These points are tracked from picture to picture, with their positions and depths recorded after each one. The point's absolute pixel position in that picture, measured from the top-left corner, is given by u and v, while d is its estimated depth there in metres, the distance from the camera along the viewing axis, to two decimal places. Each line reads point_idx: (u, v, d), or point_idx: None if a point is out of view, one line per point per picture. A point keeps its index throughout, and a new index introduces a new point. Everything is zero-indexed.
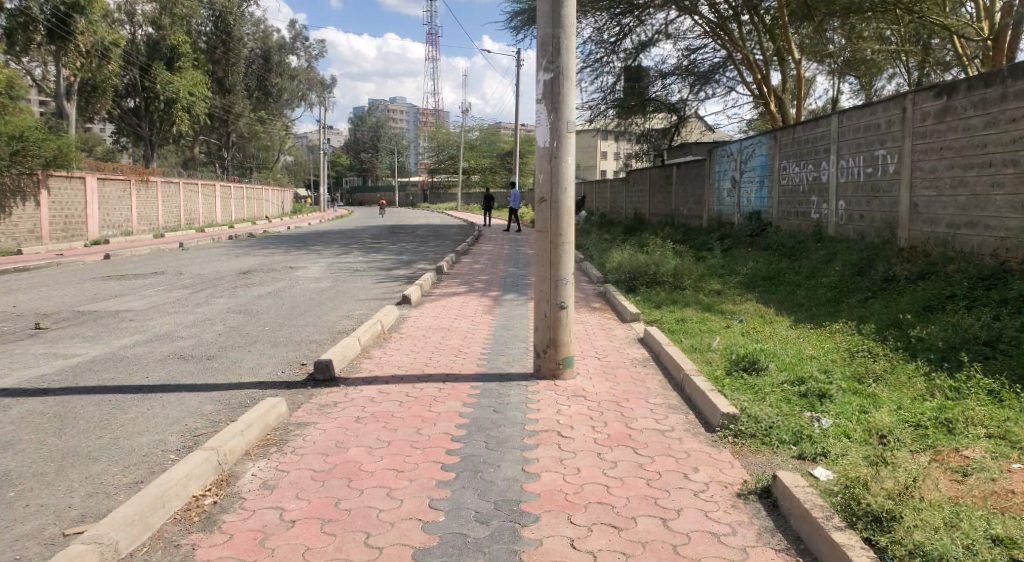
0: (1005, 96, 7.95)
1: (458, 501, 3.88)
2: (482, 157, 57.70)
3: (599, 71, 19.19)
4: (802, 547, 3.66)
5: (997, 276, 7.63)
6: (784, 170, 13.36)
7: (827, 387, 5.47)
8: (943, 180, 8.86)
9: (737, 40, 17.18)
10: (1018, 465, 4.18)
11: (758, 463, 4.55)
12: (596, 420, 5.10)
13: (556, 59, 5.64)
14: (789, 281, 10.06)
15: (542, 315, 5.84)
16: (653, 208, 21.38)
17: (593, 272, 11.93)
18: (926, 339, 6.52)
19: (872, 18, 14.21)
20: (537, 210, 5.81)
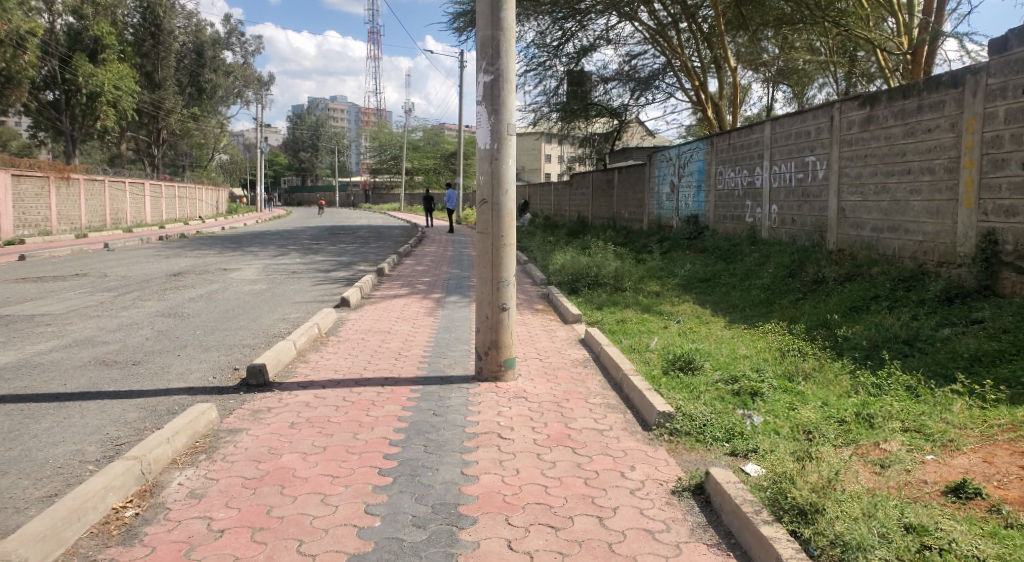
0: (920, 107, 8.30)
1: (395, 506, 3.85)
2: (425, 157, 57.31)
3: (543, 74, 19.33)
4: (733, 541, 3.76)
5: (916, 277, 7.98)
6: (720, 175, 13.69)
7: (759, 386, 5.62)
8: (867, 186, 9.21)
9: (675, 48, 17.52)
10: (931, 456, 4.40)
11: (692, 460, 4.64)
12: (536, 421, 5.13)
13: (496, 62, 5.66)
14: (725, 283, 10.29)
15: (484, 317, 5.85)
16: (595, 210, 21.64)
17: (536, 274, 12.00)
18: (851, 338, 6.77)
19: (800, 30, 14.69)
20: (479, 212, 5.83)
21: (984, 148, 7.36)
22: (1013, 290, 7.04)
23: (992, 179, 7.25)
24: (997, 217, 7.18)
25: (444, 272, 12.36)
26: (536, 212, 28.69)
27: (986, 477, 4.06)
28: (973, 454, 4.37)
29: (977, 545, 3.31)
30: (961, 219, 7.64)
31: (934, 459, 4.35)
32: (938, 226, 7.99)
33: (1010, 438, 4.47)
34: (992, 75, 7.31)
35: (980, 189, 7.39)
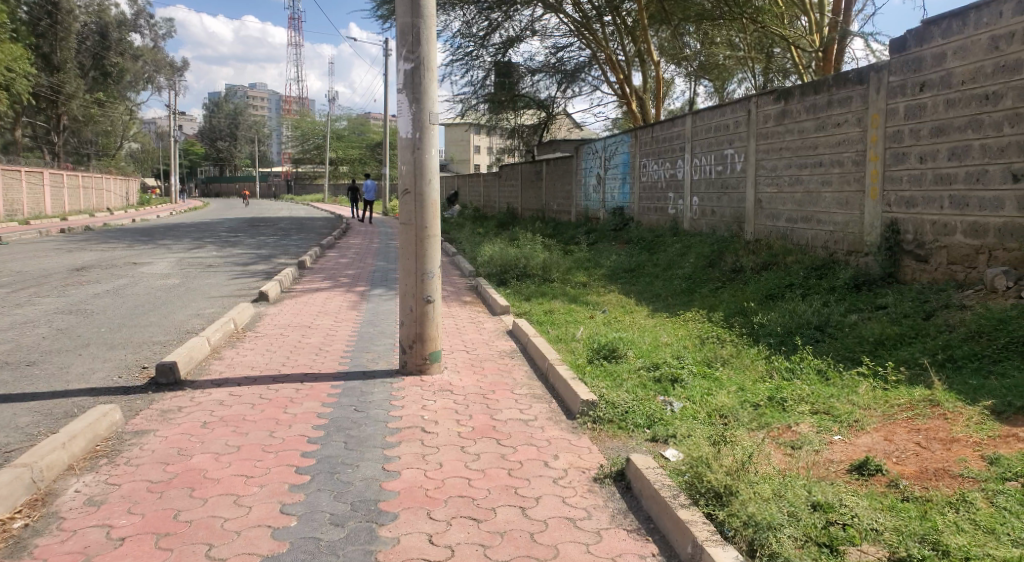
0: (831, 102, 8.61)
1: (312, 504, 3.78)
2: (350, 147, 56.19)
3: (469, 65, 19.22)
4: (651, 526, 3.83)
5: (827, 266, 8.31)
6: (644, 167, 13.93)
7: (679, 372, 5.75)
8: (782, 178, 9.53)
9: (600, 41, 17.69)
10: (838, 436, 4.58)
11: (614, 447, 4.71)
12: (461, 413, 5.11)
13: (417, 49, 5.58)
14: (648, 273, 10.48)
15: (407, 310, 5.78)
16: (524, 202, 21.74)
17: (464, 265, 11.97)
18: (766, 324, 7.01)
19: (720, 26, 15.01)
20: (401, 203, 5.75)
21: (887, 142, 7.70)
22: (914, 277, 7.42)
23: (894, 171, 7.60)
24: (899, 208, 7.54)
25: (369, 265, 12.17)
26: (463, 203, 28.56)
27: (888, 453, 4.26)
28: (876, 432, 4.58)
29: (876, 519, 3.49)
30: (867, 210, 7.98)
31: (840, 439, 4.54)
32: (847, 217, 8.34)
33: (909, 416, 4.71)
34: (893, 72, 7.64)
35: (884, 181, 7.73)
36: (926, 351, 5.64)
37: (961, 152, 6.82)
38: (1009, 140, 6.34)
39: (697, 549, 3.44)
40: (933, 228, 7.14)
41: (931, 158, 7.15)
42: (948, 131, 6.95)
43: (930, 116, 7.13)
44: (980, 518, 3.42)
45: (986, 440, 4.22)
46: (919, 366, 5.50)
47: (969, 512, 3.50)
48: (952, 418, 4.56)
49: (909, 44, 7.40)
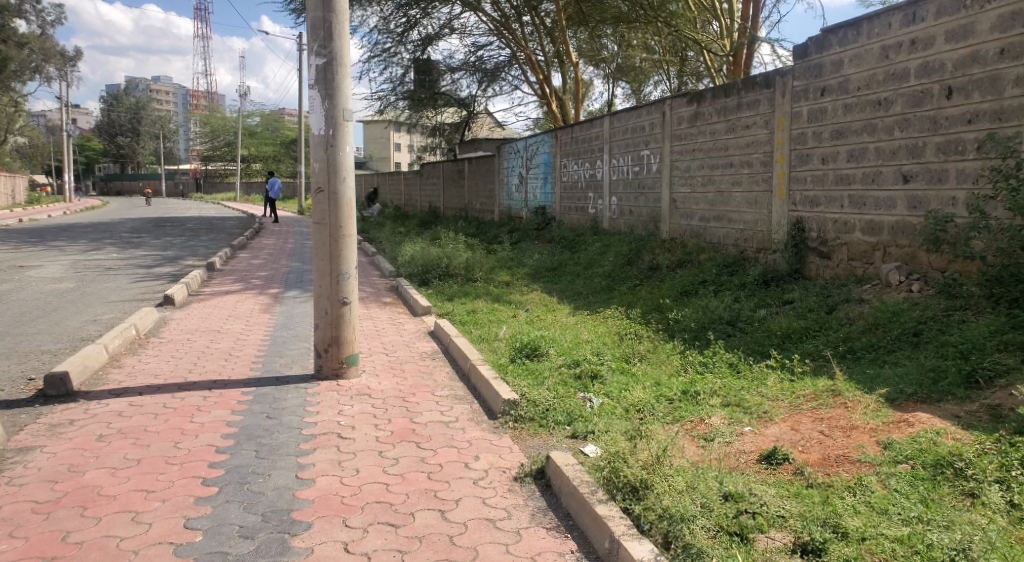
0: (740, 105, 8.90)
1: (219, 517, 3.65)
2: (262, 144, 54.59)
3: (387, 62, 18.98)
4: (571, 522, 3.87)
5: (738, 263, 8.59)
6: (564, 168, 14.08)
7: (599, 369, 5.84)
8: (695, 179, 9.79)
9: (519, 41, 17.78)
10: (749, 427, 4.73)
11: (535, 445, 4.73)
12: (380, 417, 5.04)
13: (329, 44, 5.48)
14: (570, 272, 10.58)
15: (323, 312, 5.66)
16: (447, 201, 21.66)
17: (383, 266, 11.82)
18: (681, 320, 7.19)
19: (636, 28, 15.31)
20: (315, 201, 5.62)
21: (792, 144, 8.01)
22: (818, 273, 7.76)
23: (799, 172, 7.92)
24: (804, 207, 7.87)
25: (283, 266, 11.87)
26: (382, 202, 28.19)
27: (794, 442, 4.43)
28: (783, 423, 4.75)
29: (783, 506, 3.61)
30: (774, 209, 8.29)
31: (750, 430, 4.69)
32: (756, 216, 8.64)
33: (813, 406, 4.91)
34: (796, 77, 7.95)
35: (790, 181, 8.04)
36: (828, 344, 5.90)
37: (858, 153, 7.16)
38: (900, 142, 6.69)
39: (615, 543, 3.49)
40: (834, 227, 7.48)
41: (831, 160, 7.48)
42: (846, 134, 7.28)
43: (830, 119, 7.46)
44: (875, 500, 3.59)
45: (881, 426, 4.44)
46: (822, 358, 5.74)
47: (865, 495, 3.67)
48: (852, 406, 4.78)
49: (810, 51, 7.71)
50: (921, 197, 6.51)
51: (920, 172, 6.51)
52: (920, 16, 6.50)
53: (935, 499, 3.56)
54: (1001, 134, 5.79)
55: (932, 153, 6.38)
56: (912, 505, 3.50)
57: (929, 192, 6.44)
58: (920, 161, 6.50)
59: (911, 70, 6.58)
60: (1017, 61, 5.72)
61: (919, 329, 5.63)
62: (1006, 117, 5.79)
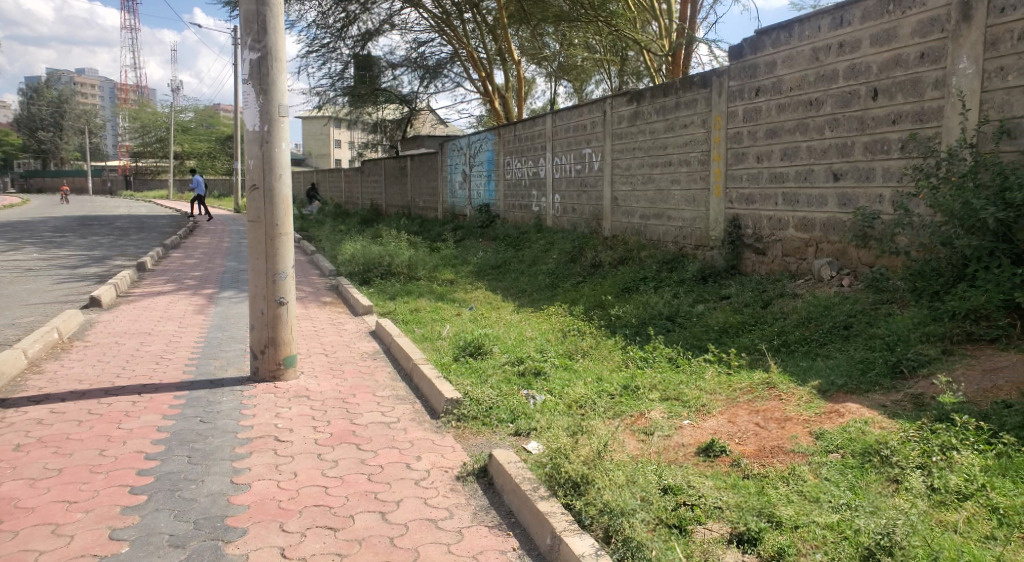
0: (677, 104, 9.03)
1: (148, 527, 3.54)
2: (196, 139, 53.01)
3: (326, 57, 18.68)
4: (513, 520, 3.88)
5: (677, 260, 8.73)
6: (507, 166, 14.09)
7: (542, 365, 5.86)
8: (636, 177, 9.91)
9: (461, 38, 17.71)
10: (688, 420, 4.81)
11: (478, 444, 4.72)
12: (319, 420, 4.95)
13: (263, 38, 5.35)
14: (514, 269, 10.60)
15: (259, 313, 5.53)
16: (389, 199, 21.47)
17: (323, 265, 11.62)
18: (622, 316, 7.27)
19: (577, 28, 15.36)
20: (250, 198, 5.49)
21: (728, 143, 8.18)
22: (753, 269, 7.95)
23: (735, 170, 8.08)
24: (740, 205, 8.05)
25: (218, 266, 11.57)
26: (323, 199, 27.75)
27: (730, 435, 4.51)
28: (720, 415, 4.85)
29: (720, 498, 3.68)
30: (712, 206, 8.46)
31: (689, 423, 4.77)
32: (694, 213, 8.79)
33: (749, 398, 5.02)
34: (732, 77, 8.11)
35: (726, 179, 8.21)
36: (764, 338, 6.05)
37: (791, 152, 7.35)
38: (830, 142, 6.90)
39: (556, 539, 3.49)
40: (769, 224, 7.68)
41: (766, 159, 7.66)
42: (780, 133, 7.47)
43: (764, 119, 7.65)
44: (807, 489, 3.69)
45: (814, 418, 4.56)
46: (757, 352, 5.88)
47: (798, 484, 3.77)
48: (786, 398, 4.91)
49: (745, 52, 7.88)
50: (851, 194, 6.72)
51: (849, 171, 6.72)
52: (847, 20, 6.70)
53: (863, 486, 3.67)
54: (923, 134, 6.02)
55: (860, 152, 6.59)
56: (841, 492, 3.61)
57: (857, 190, 6.65)
58: (849, 159, 6.71)
59: (839, 72, 6.79)
60: (936, 64, 5.94)
61: (848, 322, 5.81)
62: (927, 119, 6.02)
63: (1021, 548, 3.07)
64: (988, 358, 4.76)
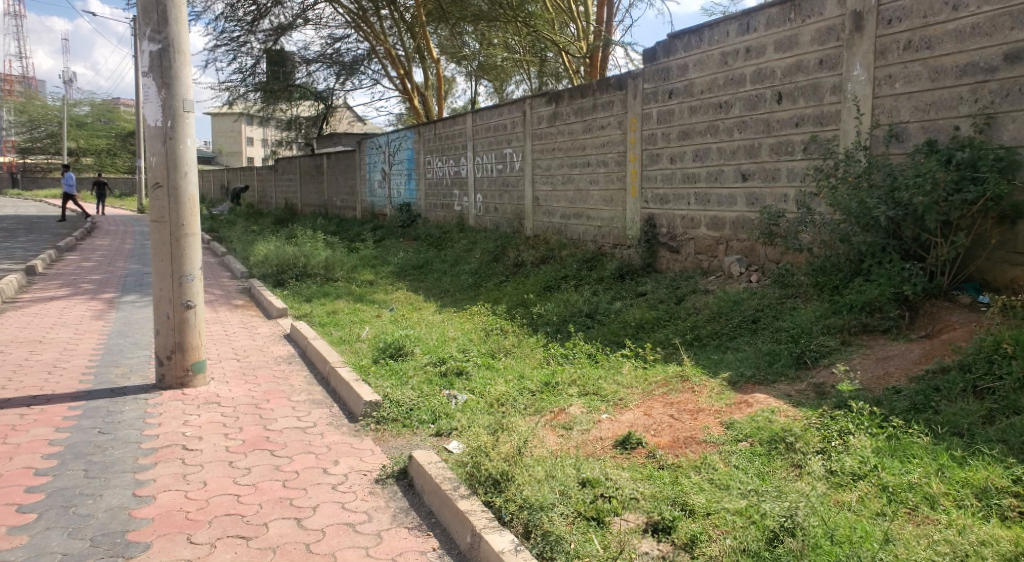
0: (595, 106, 9.18)
1: (38, 547, 3.39)
2: (95, 135, 50.36)
3: (237, 51, 18.13)
4: (433, 520, 3.87)
5: (595, 259, 8.88)
6: (428, 165, 14.02)
7: (464, 365, 5.86)
8: (556, 177, 10.02)
9: (378, 35, 17.50)
10: (606, 414, 4.90)
11: (397, 446, 4.69)
12: (230, 427, 4.82)
13: (164, 29, 5.17)
14: (436, 269, 10.55)
15: (164, 317, 5.35)
16: (306, 199, 21.03)
17: (235, 266, 11.27)
18: (544, 314, 7.34)
19: (496, 27, 15.40)
20: (152, 197, 5.30)
21: (644, 144, 8.36)
22: (668, 266, 8.16)
23: (650, 170, 8.28)
24: (655, 205, 8.25)
25: (119, 268, 11.06)
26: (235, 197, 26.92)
27: (647, 427, 4.62)
28: (637, 408, 4.96)
29: (636, 488, 3.76)
30: (629, 206, 8.64)
31: (607, 417, 4.85)
32: (612, 213, 8.96)
33: (664, 391, 5.16)
34: (646, 80, 8.29)
35: (642, 180, 8.40)
36: (678, 333, 6.22)
37: (702, 153, 7.58)
38: (739, 144, 7.14)
39: (476, 537, 3.51)
40: (682, 223, 7.89)
41: (679, 159, 7.87)
42: (692, 135, 7.69)
43: (677, 121, 7.86)
44: (718, 477, 3.82)
45: (724, 408, 4.73)
46: (672, 346, 6.04)
47: (709, 472, 3.90)
48: (698, 390, 5.07)
49: (658, 55, 8.06)
50: (758, 193, 6.97)
51: (756, 171, 6.98)
52: (753, 26, 6.96)
53: (769, 472, 3.82)
54: (823, 137, 6.31)
55: (766, 153, 6.86)
56: (748, 479, 3.75)
57: (764, 190, 6.91)
58: (756, 160, 6.96)
59: (746, 76, 7.04)
60: (834, 70, 6.23)
61: (756, 316, 6.04)
62: (827, 122, 6.30)
63: (907, 522, 3.27)
64: (882, 348, 5.03)
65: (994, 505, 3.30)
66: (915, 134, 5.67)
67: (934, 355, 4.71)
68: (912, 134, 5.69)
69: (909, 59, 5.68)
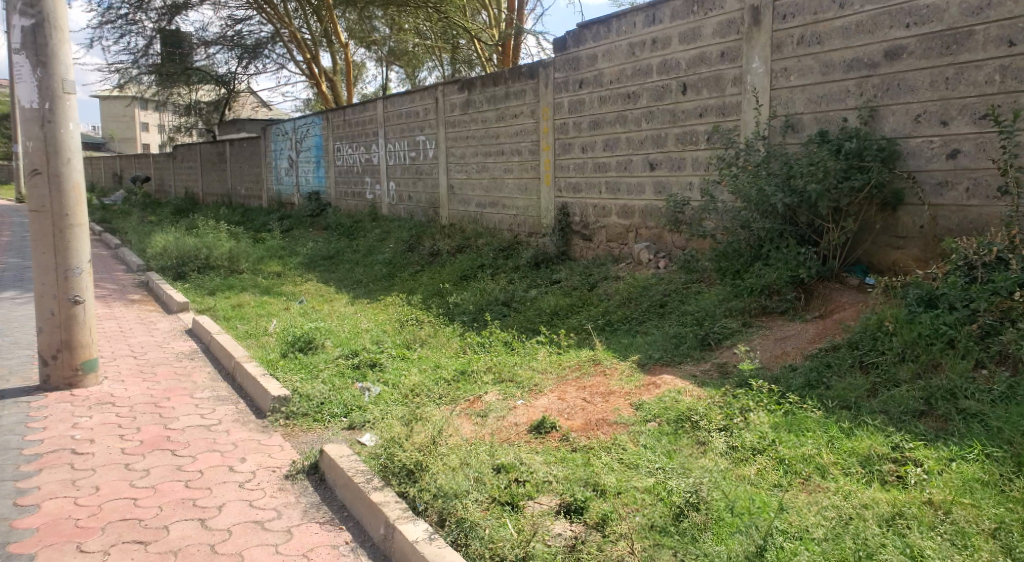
0: (507, 94, 9.19)
1: None
2: None
3: (127, 30, 17.25)
4: (345, 513, 3.82)
5: (511, 247, 8.92)
6: (338, 152, 13.75)
7: (378, 356, 5.79)
8: (470, 165, 10.00)
9: (282, 17, 16.99)
10: (522, 400, 4.94)
11: (309, 440, 4.60)
12: (126, 427, 4.62)
13: (37, 3, 4.87)
14: (348, 260, 10.37)
15: (48, 314, 5.08)
16: (208, 187, 20.26)
17: (130, 259, 10.77)
18: (460, 303, 7.33)
19: (406, 13, 15.19)
20: (31, 185, 5.01)
21: (556, 133, 8.44)
22: (582, 254, 8.28)
23: (563, 160, 8.37)
24: (569, 193, 8.35)
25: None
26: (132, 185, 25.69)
27: (560, 411, 4.69)
28: (551, 393, 5.02)
29: (550, 471, 3.81)
30: (543, 195, 8.71)
31: (522, 402, 4.90)
32: (527, 202, 9.03)
33: (577, 375, 5.25)
34: (557, 69, 8.35)
35: (556, 169, 8.48)
36: (591, 319, 6.32)
37: (612, 143, 7.71)
38: (647, 133, 7.30)
39: (390, 528, 3.49)
40: (594, 211, 8.02)
41: (590, 149, 7.99)
42: (602, 125, 7.81)
43: (588, 110, 7.97)
44: (627, 457, 3.91)
45: (633, 390, 4.84)
46: (585, 332, 6.14)
47: (619, 452, 3.99)
48: (609, 373, 5.18)
49: (568, 44, 8.14)
50: (665, 182, 7.15)
51: (663, 161, 7.15)
52: (659, 17, 7.09)
53: (675, 450, 3.94)
54: (725, 127, 6.51)
55: (672, 143, 7.04)
56: (656, 457, 3.86)
57: (671, 178, 7.09)
58: (663, 150, 7.13)
59: (653, 67, 7.19)
60: (735, 63, 6.44)
61: (664, 301, 6.21)
62: (728, 112, 6.52)
63: (800, 491, 3.43)
64: (779, 329, 5.26)
65: (877, 471, 3.50)
66: (808, 125, 5.93)
67: (826, 334, 4.95)
68: (806, 125, 5.95)
69: (803, 53, 5.92)
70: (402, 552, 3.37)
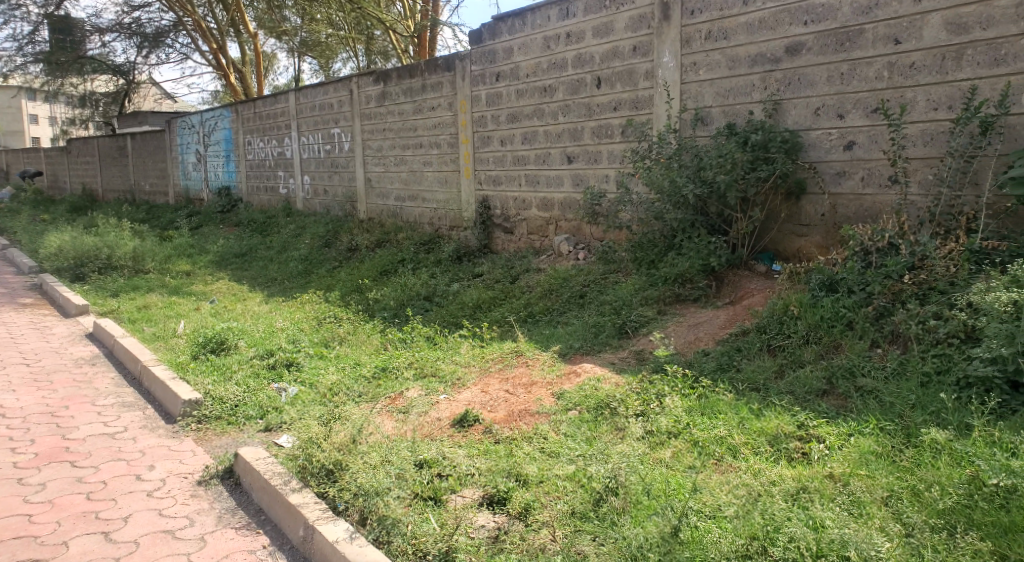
0: (424, 86, 9.10)
1: None
2: None
3: (11, 16, 16.26)
4: (263, 517, 3.72)
5: (432, 241, 8.85)
6: (248, 146, 13.35)
7: (295, 355, 5.65)
8: (388, 158, 9.87)
9: (186, 5, 16.35)
10: (444, 395, 4.90)
11: (223, 444, 4.46)
12: (20, 440, 4.37)
13: None
14: (262, 257, 10.09)
15: None
16: (109, 183, 19.34)
17: (23, 260, 10.17)
18: (381, 300, 7.22)
19: (319, 3, 14.86)
20: None
21: (474, 126, 8.41)
22: (503, 247, 8.30)
23: (482, 153, 8.35)
24: (488, 186, 8.34)
25: None
26: (23, 181, 24.26)
27: (483, 404, 4.68)
28: (474, 386, 5.01)
29: (473, 464, 3.80)
30: (463, 188, 8.68)
31: (445, 397, 4.86)
32: (447, 195, 8.98)
33: (500, 367, 5.26)
34: (473, 62, 8.32)
35: (475, 162, 8.45)
36: (512, 311, 6.33)
37: (530, 136, 7.74)
38: (563, 126, 7.35)
39: (309, 530, 3.41)
40: (514, 204, 8.04)
41: (508, 142, 7.99)
42: (520, 118, 7.82)
43: (505, 103, 7.97)
44: (548, 446, 3.94)
45: (554, 380, 4.88)
46: (507, 324, 6.15)
47: (540, 442, 4.02)
48: (531, 364, 5.21)
49: (484, 37, 8.13)
50: (583, 175, 7.23)
51: (580, 154, 7.23)
52: (572, 12, 7.14)
53: (595, 437, 3.99)
54: (638, 121, 6.62)
55: (588, 136, 7.12)
56: (577, 445, 3.90)
57: (588, 171, 7.18)
58: (579, 143, 7.21)
59: (567, 61, 7.25)
60: (646, 57, 6.55)
61: (583, 291, 6.28)
62: (641, 106, 6.64)
63: (713, 471, 3.53)
64: (692, 316, 5.40)
65: (784, 449, 3.63)
66: (717, 117, 6.10)
67: (736, 320, 5.11)
68: (715, 118, 6.12)
69: (709, 48, 6.08)
70: (322, 553, 3.31)
